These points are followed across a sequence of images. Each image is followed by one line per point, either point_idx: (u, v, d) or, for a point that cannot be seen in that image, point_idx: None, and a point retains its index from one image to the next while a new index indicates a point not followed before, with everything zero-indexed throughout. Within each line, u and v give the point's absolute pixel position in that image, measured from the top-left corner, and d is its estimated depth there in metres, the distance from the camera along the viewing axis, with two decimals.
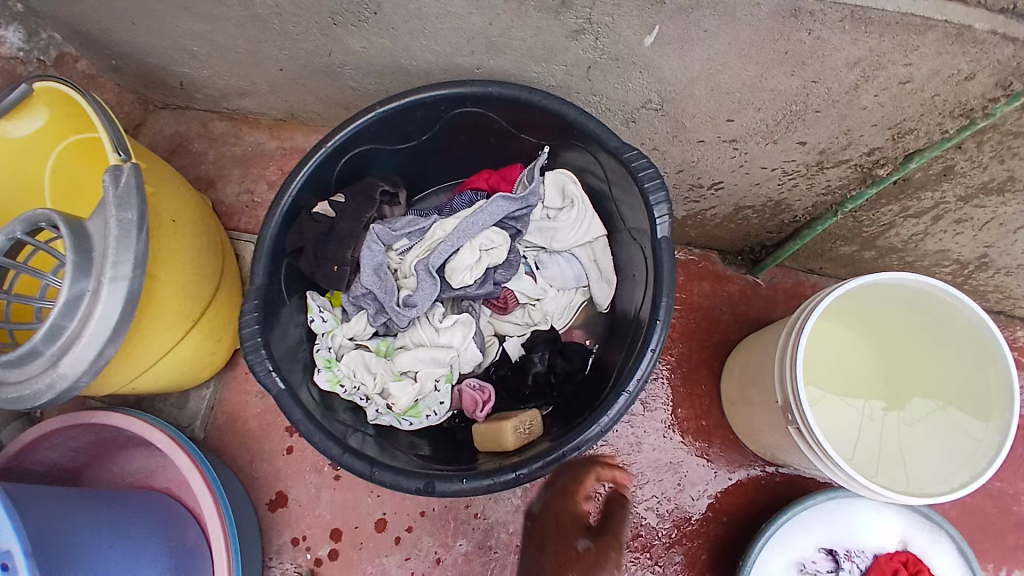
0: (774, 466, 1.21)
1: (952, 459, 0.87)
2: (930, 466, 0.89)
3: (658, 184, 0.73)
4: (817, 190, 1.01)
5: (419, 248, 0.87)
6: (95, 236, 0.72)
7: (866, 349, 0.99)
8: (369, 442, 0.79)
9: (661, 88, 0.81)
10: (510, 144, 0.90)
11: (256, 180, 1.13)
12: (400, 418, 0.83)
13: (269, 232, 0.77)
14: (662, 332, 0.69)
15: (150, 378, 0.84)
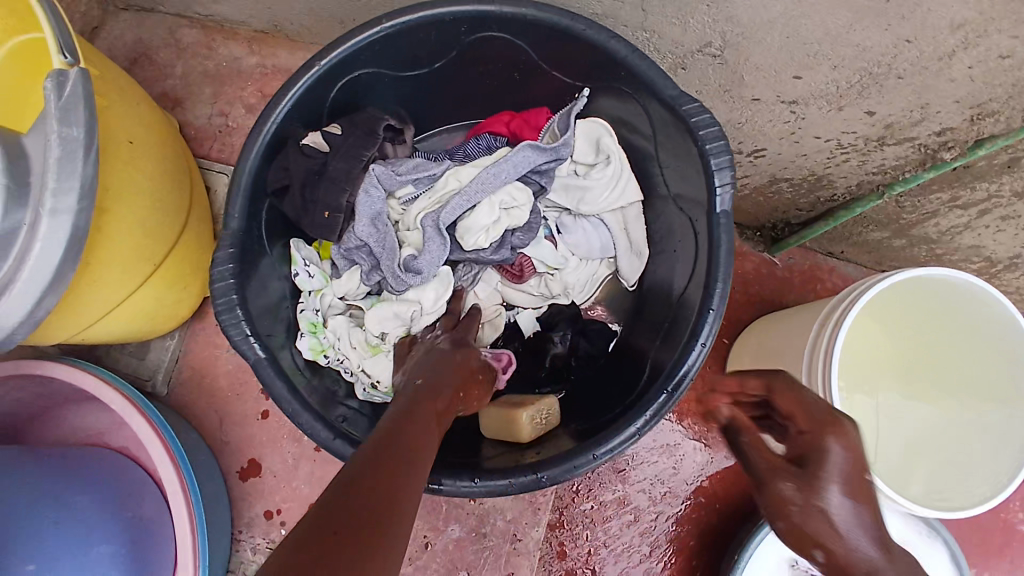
0: None
1: (978, 469, 0.75)
2: (956, 475, 0.77)
3: (721, 145, 0.61)
4: (867, 168, 0.91)
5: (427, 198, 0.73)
6: (34, 156, 0.59)
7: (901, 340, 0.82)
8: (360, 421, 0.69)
9: (728, 28, 0.69)
10: (534, 84, 0.76)
11: (231, 102, 0.96)
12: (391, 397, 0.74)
13: (247, 163, 0.64)
14: (713, 324, 0.59)
15: (101, 329, 0.72)
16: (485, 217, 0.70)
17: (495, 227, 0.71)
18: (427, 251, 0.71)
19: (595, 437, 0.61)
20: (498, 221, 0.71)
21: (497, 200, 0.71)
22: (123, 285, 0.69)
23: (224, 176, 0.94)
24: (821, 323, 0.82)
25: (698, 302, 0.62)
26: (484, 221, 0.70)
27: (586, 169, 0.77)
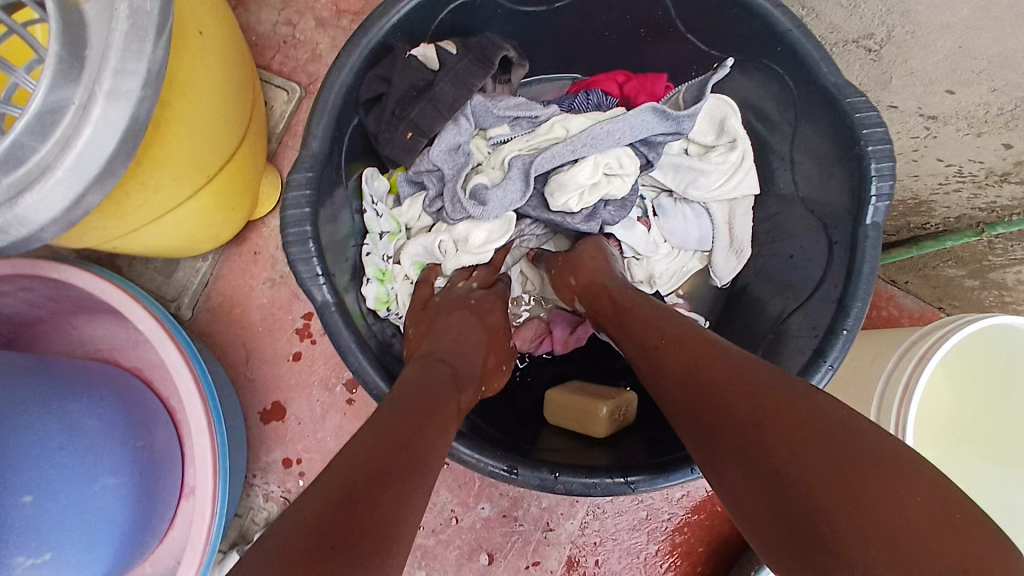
0: None
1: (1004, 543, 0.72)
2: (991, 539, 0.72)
3: (885, 150, 0.55)
4: (977, 203, 0.83)
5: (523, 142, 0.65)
6: (93, 28, 0.49)
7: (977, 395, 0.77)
8: None
9: (899, 22, 0.62)
10: (660, 46, 0.68)
11: (301, 10, 0.86)
12: None
13: (343, 74, 0.56)
14: (846, 346, 0.55)
15: (137, 240, 0.64)
16: (582, 178, 0.62)
17: (588, 192, 0.63)
18: (506, 186, 0.63)
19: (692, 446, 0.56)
20: (594, 186, 0.63)
21: (602, 162, 0.62)
22: (171, 194, 0.60)
23: (284, 92, 0.85)
24: (897, 358, 0.74)
25: (827, 322, 0.57)
26: (581, 182, 0.62)
27: (701, 150, 0.69)
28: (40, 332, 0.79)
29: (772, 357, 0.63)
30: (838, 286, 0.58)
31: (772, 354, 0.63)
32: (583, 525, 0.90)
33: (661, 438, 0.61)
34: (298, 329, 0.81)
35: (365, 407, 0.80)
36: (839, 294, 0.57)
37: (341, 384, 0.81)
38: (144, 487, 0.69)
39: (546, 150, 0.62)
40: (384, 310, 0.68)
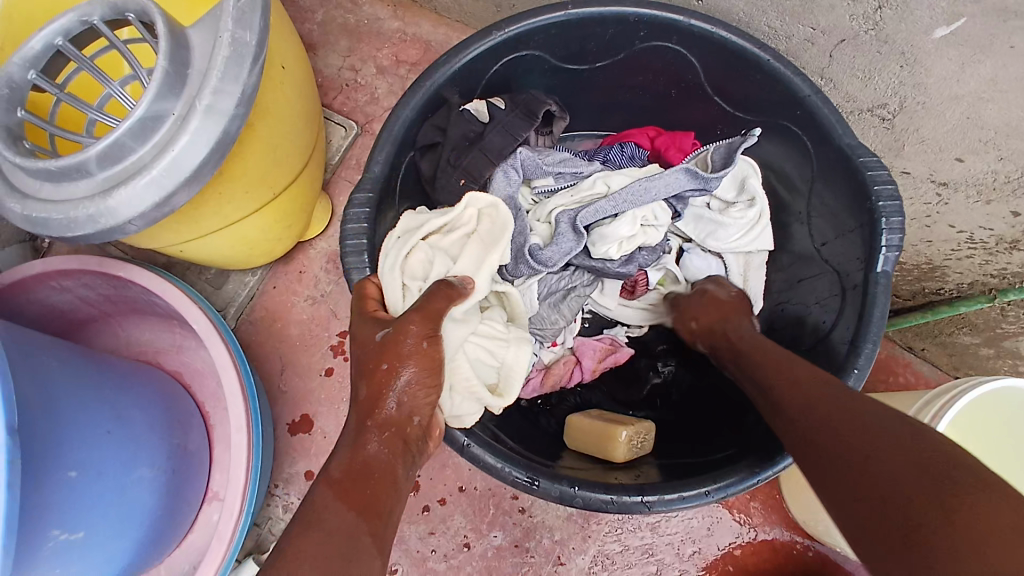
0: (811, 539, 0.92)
1: None
2: None
3: (897, 207, 0.59)
4: (987, 269, 0.88)
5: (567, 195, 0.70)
6: (199, 52, 0.57)
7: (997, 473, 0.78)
8: None
9: (910, 93, 0.67)
10: (689, 105, 0.76)
11: (363, 59, 0.96)
12: None
13: (402, 114, 0.63)
14: (857, 385, 0.57)
15: (201, 246, 0.69)
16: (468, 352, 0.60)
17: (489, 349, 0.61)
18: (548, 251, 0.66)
19: (709, 474, 0.58)
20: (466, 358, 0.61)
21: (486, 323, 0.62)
22: (241, 206, 0.67)
23: (342, 128, 0.93)
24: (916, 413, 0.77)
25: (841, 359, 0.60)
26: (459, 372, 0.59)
27: (722, 205, 0.74)
28: (91, 330, 0.84)
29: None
30: (851, 328, 0.60)
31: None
32: (595, 563, 0.90)
33: (678, 469, 0.63)
34: (333, 346, 0.85)
35: None
36: (850, 336, 0.60)
37: None
38: (175, 480, 0.73)
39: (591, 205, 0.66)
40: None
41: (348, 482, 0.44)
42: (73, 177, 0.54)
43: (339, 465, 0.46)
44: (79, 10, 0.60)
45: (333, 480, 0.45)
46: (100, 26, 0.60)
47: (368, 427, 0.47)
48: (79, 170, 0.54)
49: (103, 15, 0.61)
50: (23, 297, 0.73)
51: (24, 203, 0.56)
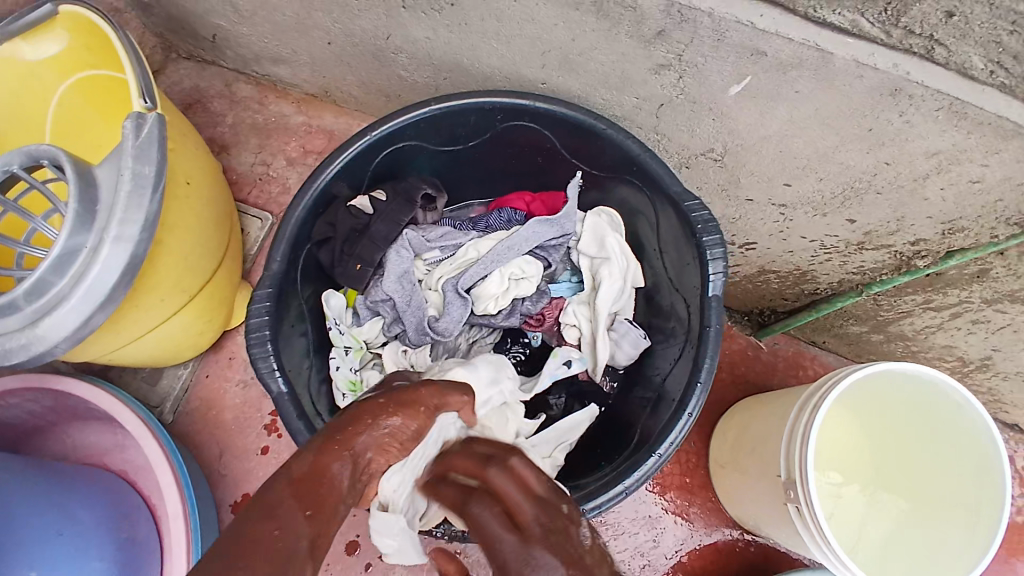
0: (750, 534, 1.11)
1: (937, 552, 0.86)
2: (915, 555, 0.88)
3: (716, 239, 0.71)
4: (848, 268, 0.99)
5: (450, 264, 0.83)
6: (103, 187, 0.65)
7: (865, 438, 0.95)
8: None
9: (729, 138, 0.78)
10: (556, 167, 0.87)
11: (274, 154, 1.06)
12: None
13: (295, 214, 0.72)
14: (700, 396, 0.69)
15: (128, 352, 0.76)
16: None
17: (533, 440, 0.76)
18: (444, 321, 0.80)
19: (586, 493, 0.69)
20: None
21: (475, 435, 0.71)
22: (160, 312, 0.74)
23: (258, 220, 1.02)
24: (798, 409, 0.89)
25: (689, 375, 0.71)
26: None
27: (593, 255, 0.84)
28: (37, 441, 0.89)
29: (653, 416, 0.77)
30: (695, 349, 0.72)
31: (653, 416, 0.77)
32: None
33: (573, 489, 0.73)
34: (266, 425, 0.91)
35: None
36: (694, 354, 0.72)
37: None
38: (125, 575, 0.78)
39: (467, 271, 0.80)
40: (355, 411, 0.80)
41: (303, 485, 0.50)
42: (2, 313, 0.61)
43: (299, 467, 0.52)
44: (2, 160, 0.67)
45: (292, 480, 0.50)
46: (19, 172, 0.68)
47: (337, 437, 0.55)
48: (4, 308, 0.61)
49: (21, 162, 0.68)
50: None
51: None
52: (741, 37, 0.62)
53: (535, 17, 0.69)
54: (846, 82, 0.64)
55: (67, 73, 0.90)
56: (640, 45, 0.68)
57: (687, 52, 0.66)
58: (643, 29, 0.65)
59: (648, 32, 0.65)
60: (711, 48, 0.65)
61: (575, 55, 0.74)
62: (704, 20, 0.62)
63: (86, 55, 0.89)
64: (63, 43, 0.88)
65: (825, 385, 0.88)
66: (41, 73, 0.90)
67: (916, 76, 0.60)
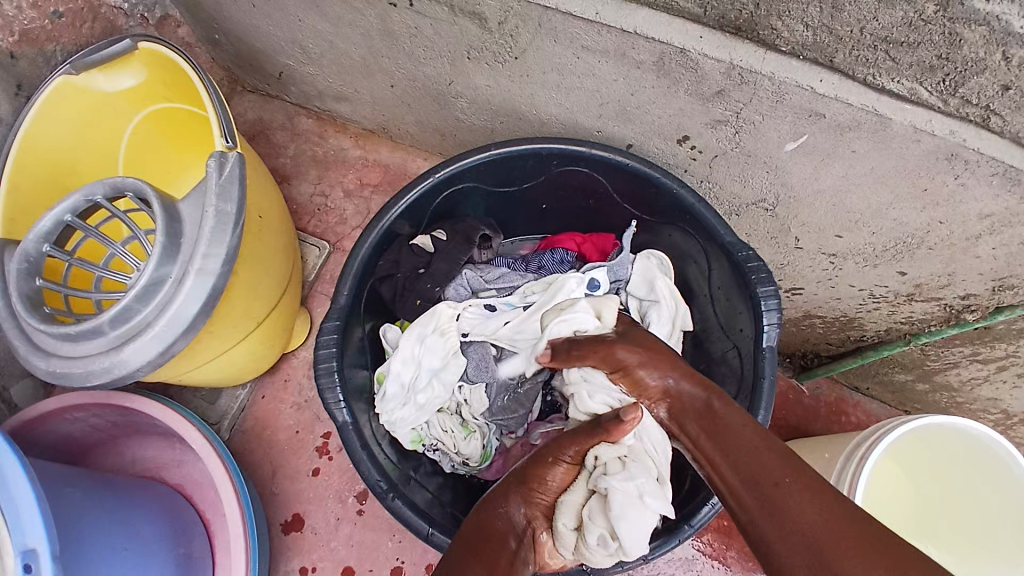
0: None
1: None
2: None
3: (771, 291, 0.73)
4: (895, 318, 0.98)
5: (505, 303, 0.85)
6: (186, 220, 0.69)
7: (908, 488, 0.90)
8: (432, 500, 0.76)
9: (781, 190, 0.79)
10: (607, 210, 0.90)
11: (332, 185, 1.11)
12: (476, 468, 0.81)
13: (362, 251, 0.76)
14: None
15: (196, 375, 0.80)
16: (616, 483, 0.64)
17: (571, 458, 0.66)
18: (507, 360, 0.81)
19: (642, 539, 0.71)
20: (649, 491, 0.64)
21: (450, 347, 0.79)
22: (230, 338, 0.78)
23: (317, 248, 1.07)
24: (845, 458, 0.87)
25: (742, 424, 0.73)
26: (631, 489, 0.63)
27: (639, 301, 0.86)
28: (101, 452, 0.94)
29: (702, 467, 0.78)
30: (748, 399, 0.74)
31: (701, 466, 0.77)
32: None
33: None
34: (318, 447, 0.94)
35: (374, 516, 0.90)
36: (747, 404, 0.73)
37: (353, 496, 0.92)
38: None
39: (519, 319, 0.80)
40: (419, 446, 0.80)
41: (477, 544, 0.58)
42: (89, 337, 0.66)
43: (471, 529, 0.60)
44: (87, 191, 0.72)
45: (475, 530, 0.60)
46: (103, 201, 0.72)
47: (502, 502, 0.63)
48: (94, 331, 0.65)
49: (104, 192, 0.73)
50: (41, 430, 0.84)
51: (49, 359, 0.67)
52: (799, 99, 0.64)
53: (596, 72, 0.73)
54: (904, 145, 0.65)
55: (139, 104, 0.96)
56: (698, 101, 0.70)
57: (744, 110, 0.69)
58: (701, 87, 0.68)
59: (707, 91, 0.68)
60: (770, 108, 0.67)
61: (632, 108, 0.76)
62: (764, 83, 0.64)
63: (161, 89, 0.94)
64: (140, 77, 0.93)
65: (872, 434, 0.87)
66: (116, 104, 0.94)
67: (973, 143, 0.61)
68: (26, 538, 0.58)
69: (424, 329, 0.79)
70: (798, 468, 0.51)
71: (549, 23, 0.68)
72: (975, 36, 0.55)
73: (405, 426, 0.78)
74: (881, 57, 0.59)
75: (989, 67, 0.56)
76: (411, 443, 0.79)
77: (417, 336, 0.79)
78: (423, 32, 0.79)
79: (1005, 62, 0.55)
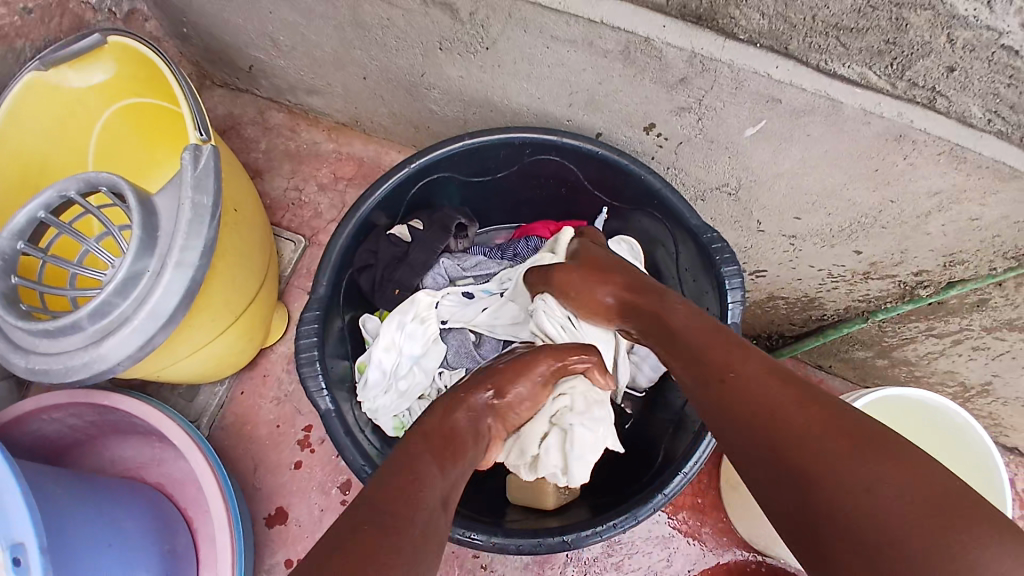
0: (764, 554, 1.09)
1: None
2: None
3: (736, 270, 0.76)
4: (854, 296, 1.03)
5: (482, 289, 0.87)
6: (163, 213, 0.69)
7: None
8: None
9: (743, 175, 0.83)
10: (578, 198, 0.92)
11: (305, 179, 1.11)
12: None
13: (340, 240, 0.76)
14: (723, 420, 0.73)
15: (176, 370, 0.80)
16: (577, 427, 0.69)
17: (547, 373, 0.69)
18: (485, 344, 0.83)
19: (618, 509, 0.73)
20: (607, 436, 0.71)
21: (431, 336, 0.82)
22: (209, 331, 0.78)
23: (292, 243, 1.07)
24: None
25: None
26: (586, 429, 0.69)
27: None
28: (77, 453, 0.93)
29: (674, 442, 0.80)
30: None
31: (674, 442, 0.80)
32: None
33: (601, 507, 0.78)
34: (299, 440, 0.94)
35: None
36: None
37: (336, 487, 0.92)
38: None
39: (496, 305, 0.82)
40: (402, 434, 0.81)
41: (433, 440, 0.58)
42: (66, 333, 0.65)
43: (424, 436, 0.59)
44: (59, 186, 0.71)
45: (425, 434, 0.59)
46: (76, 196, 0.71)
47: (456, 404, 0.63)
48: (71, 326, 0.65)
49: (78, 188, 0.72)
50: (15, 433, 0.82)
51: (27, 357, 0.66)
52: (758, 86, 0.68)
53: (565, 62, 0.75)
54: (855, 128, 0.68)
55: (112, 100, 0.94)
56: (664, 89, 0.73)
57: (707, 97, 0.72)
58: (666, 76, 0.71)
59: (671, 79, 0.71)
60: (731, 94, 0.70)
61: (601, 96, 0.79)
62: (724, 70, 0.67)
63: (133, 83, 0.93)
64: (110, 72, 0.92)
65: None
66: (88, 99, 0.93)
67: (919, 123, 0.65)
68: (14, 533, 0.58)
69: (404, 317, 0.81)
70: (729, 342, 0.57)
71: (519, 13, 0.70)
72: (920, 21, 0.58)
73: (388, 414, 0.79)
74: (832, 44, 0.63)
75: (934, 51, 0.60)
76: (393, 431, 0.80)
77: (397, 325, 0.81)
78: (395, 23, 0.80)
79: (949, 45, 0.59)
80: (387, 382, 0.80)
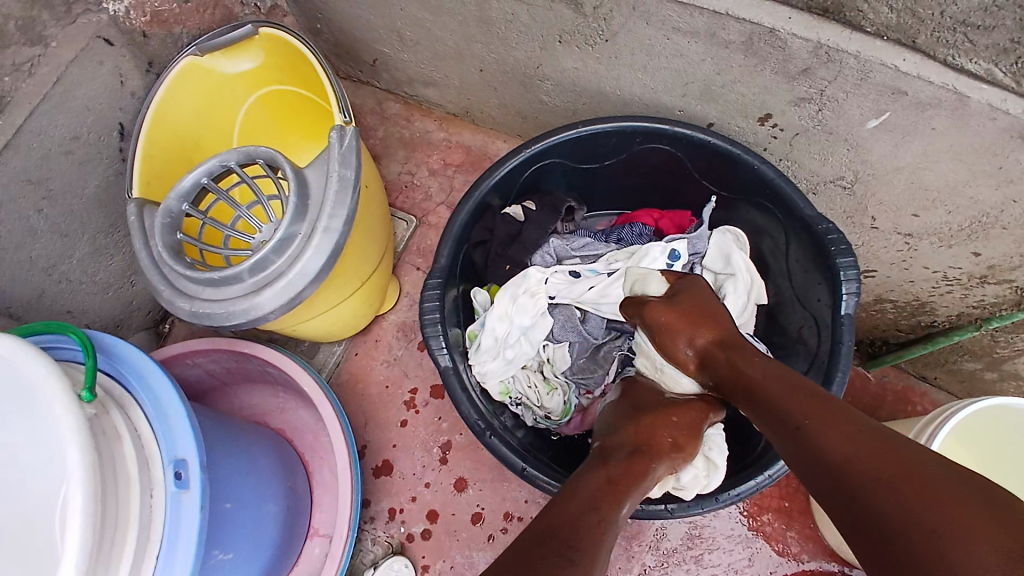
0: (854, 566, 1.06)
1: None
2: None
3: (851, 261, 0.76)
4: (968, 302, 0.98)
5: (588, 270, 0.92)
6: (312, 182, 0.78)
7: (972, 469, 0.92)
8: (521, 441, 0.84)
9: (861, 168, 0.82)
10: (686, 187, 0.94)
11: (418, 165, 1.19)
12: (556, 422, 0.88)
13: (461, 216, 0.83)
14: None
15: (308, 327, 0.89)
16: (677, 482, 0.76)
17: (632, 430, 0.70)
18: (590, 320, 0.89)
19: (719, 487, 0.79)
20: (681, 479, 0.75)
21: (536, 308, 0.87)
22: (341, 293, 0.87)
23: (405, 222, 1.15)
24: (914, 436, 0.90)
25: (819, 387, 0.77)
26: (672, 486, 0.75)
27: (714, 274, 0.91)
28: (212, 397, 1.05)
29: None
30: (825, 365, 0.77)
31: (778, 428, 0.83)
32: None
33: None
34: (406, 401, 1.02)
35: (457, 465, 0.98)
36: (825, 369, 0.77)
37: (438, 446, 1.00)
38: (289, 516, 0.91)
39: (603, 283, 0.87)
40: (506, 399, 0.87)
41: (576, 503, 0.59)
42: (227, 283, 0.75)
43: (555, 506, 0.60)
44: (222, 157, 0.82)
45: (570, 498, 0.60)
46: (235, 166, 0.82)
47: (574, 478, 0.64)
48: (233, 278, 0.75)
49: (236, 159, 0.82)
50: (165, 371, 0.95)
51: (192, 301, 0.76)
52: (883, 77, 0.68)
53: (683, 52, 0.78)
54: (978, 124, 0.67)
55: (254, 87, 1.07)
56: (784, 79, 0.74)
57: (829, 87, 0.72)
58: (787, 65, 0.72)
59: (793, 69, 0.72)
60: (854, 85, 0.70)
61: (716, 86, 0.81)
62: (849, 61, 0.68)
63: (274, 72, 1.06)
64: (256, 60, 1.04)
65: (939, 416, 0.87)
66: (234, 85, 1.05)
67: None
68: (178, 450, 0.67)
69: (515, 290, 0.86)
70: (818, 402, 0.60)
71: (643, 6, 0.74)
72: None
73: (494, 378, 0.86)
74: (959, 40, 0.63)
75: None
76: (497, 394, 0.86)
77: (508, 296, 0.86)
78: (519, 17, 0.86)
79: None
80: (495, 349, 0.86)
